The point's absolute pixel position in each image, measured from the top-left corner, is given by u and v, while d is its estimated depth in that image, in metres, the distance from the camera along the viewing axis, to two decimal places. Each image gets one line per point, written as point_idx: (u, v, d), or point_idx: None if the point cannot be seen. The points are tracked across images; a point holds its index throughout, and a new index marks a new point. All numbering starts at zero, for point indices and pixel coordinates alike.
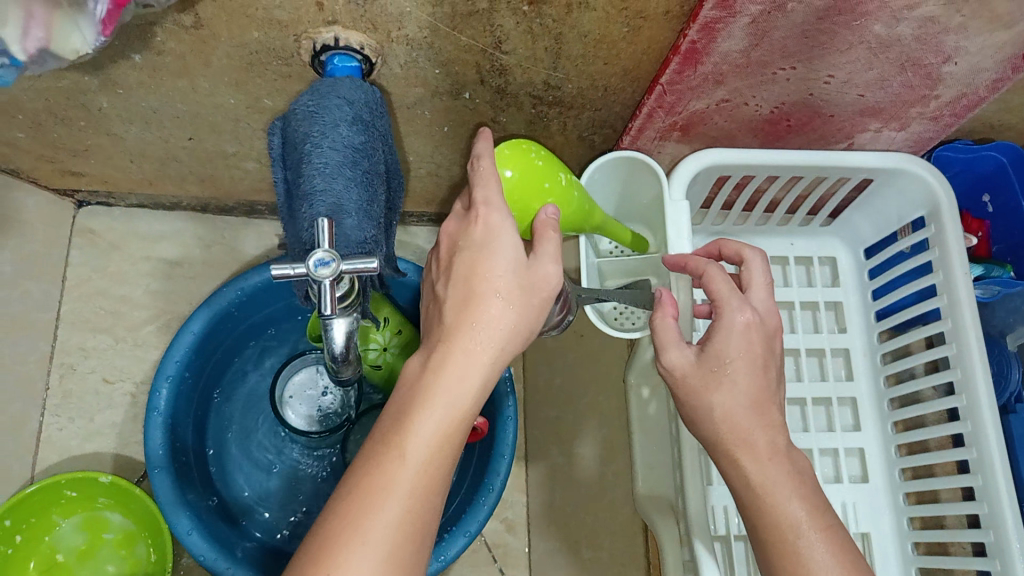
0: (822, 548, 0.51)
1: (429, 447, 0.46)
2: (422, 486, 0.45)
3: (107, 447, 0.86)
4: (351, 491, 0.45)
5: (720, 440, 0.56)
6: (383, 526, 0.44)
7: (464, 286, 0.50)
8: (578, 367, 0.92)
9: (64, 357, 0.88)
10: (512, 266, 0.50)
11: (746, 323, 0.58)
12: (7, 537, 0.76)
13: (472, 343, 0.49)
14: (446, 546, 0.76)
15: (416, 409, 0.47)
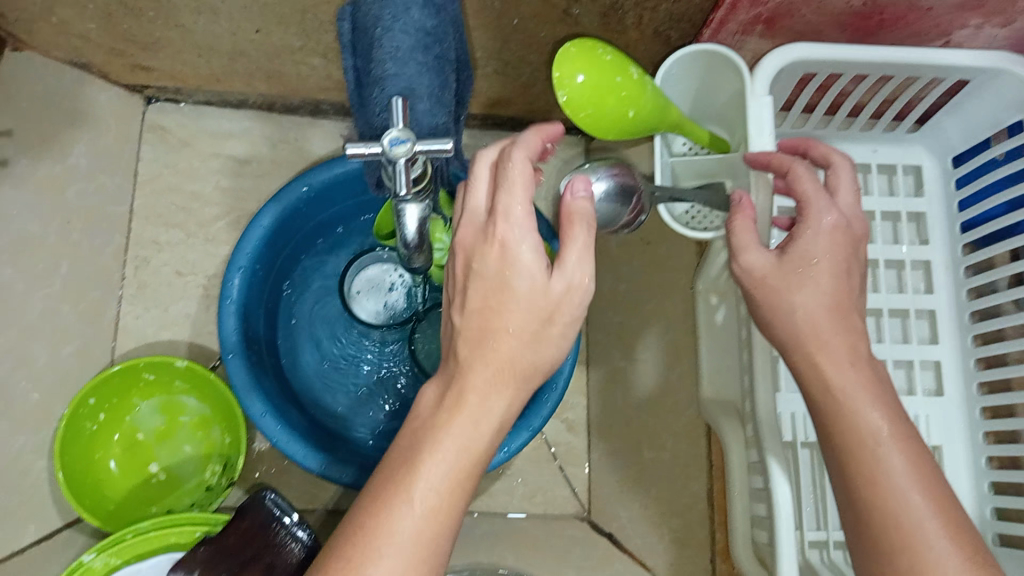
0: (899, 455, 0.50)
1: (456, 464, 0.44)
2: (431, 535, 0.43)
3: (182, 336, 0.89)
4: (356, 538, 0.43)
5: (799, 342, 0.54)
6: None
7: (480, 315, 0.47)
8: (644, 274, 0.91)
9: (138, 250, 0.90)
10: (533, 289, 0.47)
11: (833, 225, 0.57)
12: (93, 415, 0.80)
13: (486, 379, 0.46)
14: (510, 439, 0.77)
15: (426, 450, 0.44)
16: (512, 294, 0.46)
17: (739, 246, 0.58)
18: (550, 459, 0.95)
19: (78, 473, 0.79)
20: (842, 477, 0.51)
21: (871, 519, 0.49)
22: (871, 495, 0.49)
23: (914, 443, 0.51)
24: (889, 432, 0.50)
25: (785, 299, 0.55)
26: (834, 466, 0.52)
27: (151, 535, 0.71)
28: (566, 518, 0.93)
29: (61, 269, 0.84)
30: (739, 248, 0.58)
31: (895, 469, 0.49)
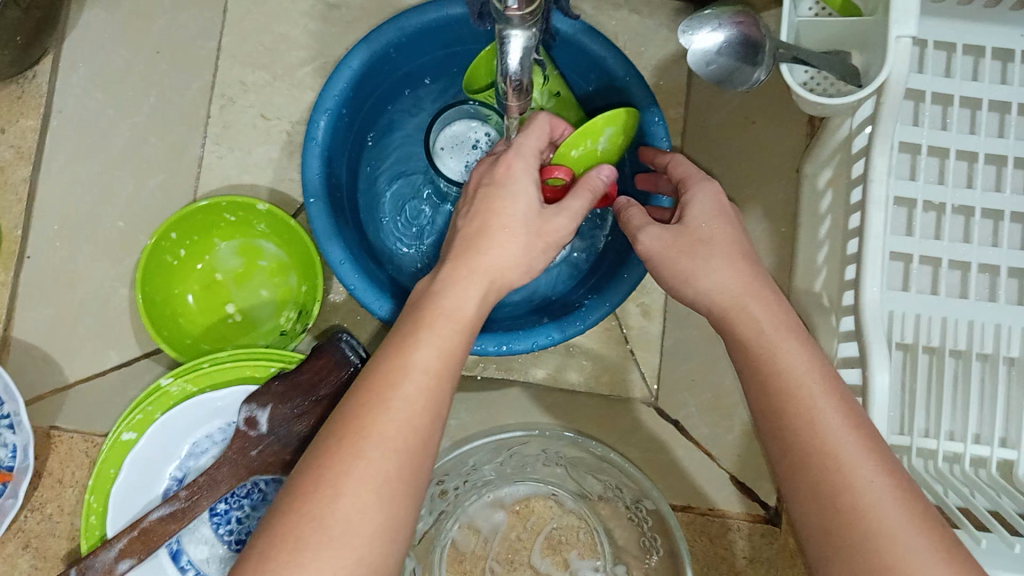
0: (832, 403, 0.48)
1: (408, 414, 0.44)
2: (395, 464, 0.43)
3: (263, 181, 0.84)
4: (313, 476, 0.42)
5: (723, 299, 0.55)
6: (343, 516, 0.41)
7: (482, 218, 0.54)
8: (743, 155, 0.86)
9: (224, 89, 0.85)
10: (525, 211, 0.54)
11: (715, 195, 0.60)
12: (173, 249, 0.80)
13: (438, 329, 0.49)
14: (585, 313, 0.75)
15: (383, 394, 0.45)
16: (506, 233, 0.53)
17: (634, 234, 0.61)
18: (620, 342, 0.87)
19: (157, 304, 0.79)
20: (777, 433, 0.49)
21: (808, 469, 0.47)
22: (812, 448, 0.47)
23: (851, 403, 0.49)
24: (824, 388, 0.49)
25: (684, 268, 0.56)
26: (767, 422, 0.50)
27: (230, 366, 0.71)
28: (631, 404, 0.86)
29: (150, 99, 0.84)
30: (637, 227, 0.61)
31: (829, 419, 0.48)
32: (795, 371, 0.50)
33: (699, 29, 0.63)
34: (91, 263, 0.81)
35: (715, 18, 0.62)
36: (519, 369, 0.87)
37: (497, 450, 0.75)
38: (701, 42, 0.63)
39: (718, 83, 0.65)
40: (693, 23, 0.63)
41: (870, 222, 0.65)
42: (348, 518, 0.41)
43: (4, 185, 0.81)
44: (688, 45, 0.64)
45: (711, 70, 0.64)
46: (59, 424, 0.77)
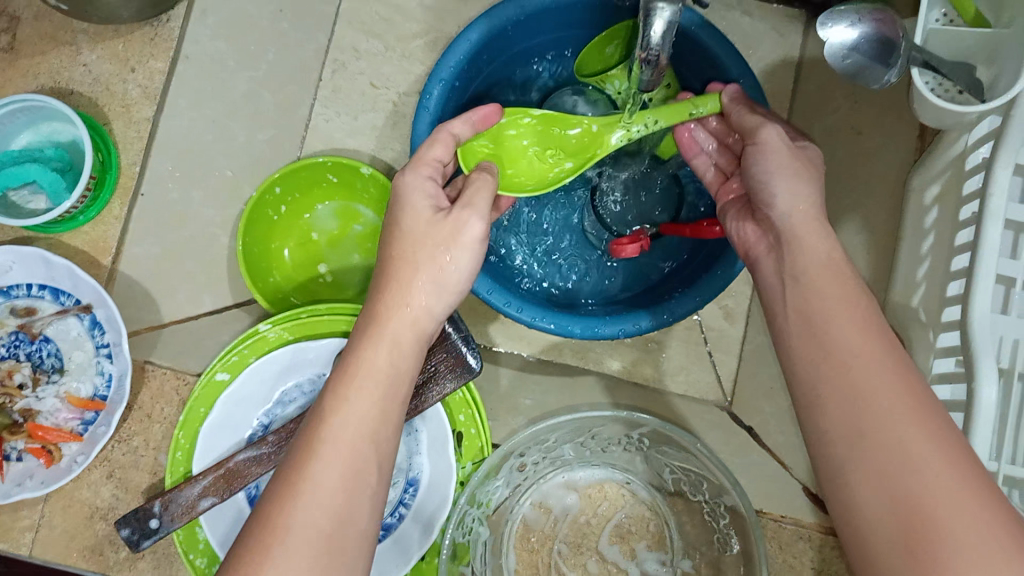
0: (897, 398, 0.44)
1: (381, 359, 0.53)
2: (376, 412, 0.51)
3: (366, 147, 0.86)
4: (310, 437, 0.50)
5: (811, 329, 0.50)
6: (333, 460, 0.48)
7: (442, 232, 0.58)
8: (845, 167, 0.85)
9: (337, 55, 0.87)
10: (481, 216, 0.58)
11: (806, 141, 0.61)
12: (275, 203, 0.82)
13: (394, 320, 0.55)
14: (676, 305, 0.74)
15: (356, 363, 0.53)
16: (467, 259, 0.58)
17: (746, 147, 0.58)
18: (700, 343, 0.87)
19: (254, 256, 0.81)
20: (848, 431, 0.45)
21: (872, 447, 0.44)
22: (879, 442, 0.43)
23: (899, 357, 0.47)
24: (899, 378, 0.45)
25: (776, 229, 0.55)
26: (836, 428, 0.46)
27: (326, 317, 0.73)
28: (705, 406, 0.86)
29: (268, 55, 0.86)
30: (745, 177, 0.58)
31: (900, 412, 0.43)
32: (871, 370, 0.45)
33: (837, 21, 0.63)
34: (197, 206, 0.83)
35: (855, 13, 0.63)
36: (596, 359, 0.87)
37: (577, 430, 0.73)
38: (838, 36, 0.64)
39: (850, 77, 0.66)
40: (833, 15, 0.63)
41: (984, 236, 0.63)
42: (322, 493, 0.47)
43: (126, 122, 0.84)
44: (824, 38, 0.65)
45: (845, 64, 0.65)
46: (153, 359, 0.80)
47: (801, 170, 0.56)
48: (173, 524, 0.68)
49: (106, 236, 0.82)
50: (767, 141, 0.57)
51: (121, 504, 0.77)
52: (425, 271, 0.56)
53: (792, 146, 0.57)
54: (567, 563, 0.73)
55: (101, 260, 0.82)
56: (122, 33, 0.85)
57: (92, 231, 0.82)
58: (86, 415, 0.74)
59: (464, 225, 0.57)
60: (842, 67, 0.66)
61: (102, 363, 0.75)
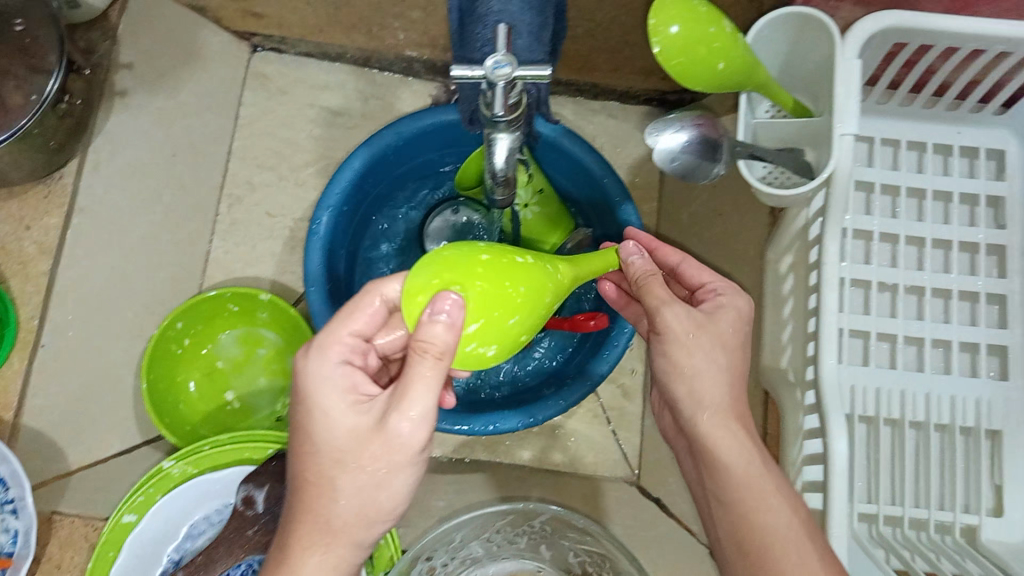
0: None
1: (346, 510, 0.50)
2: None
3: (265, 274, 0.90)
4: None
5: (743, 538, 0.52)
6: None
7: (350, 377, 0.50)
8: (715, 246, 0.92)
9: (233, 189, 0.92)
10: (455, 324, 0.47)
11: (739, 310, 0.57)
12: (178, 338, 0.84)
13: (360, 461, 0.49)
14: (569, 391, 0.77)
15: (318, 506, 0.50)
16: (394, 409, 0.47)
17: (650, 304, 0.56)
18: (603, 423, 0.90)
19: (161, 391, 0.82)
20: None
21: None
22: None
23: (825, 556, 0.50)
24: None
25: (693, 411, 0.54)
26: None
27: (230, 447, 0.75)
28: (614, 482, 0.89)
29: (164, 197, 0.91)
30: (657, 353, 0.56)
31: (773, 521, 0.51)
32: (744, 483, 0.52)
33: (664, 130, 0.71)
34: (101, 350, 0.85)
35: (678, 121, 0.71)
36: (506, 451, 0.90)
37: (480, 527, 0.76)
38: (665, 142, 0.71)
39: (683, 176, 0.73)
40: (660, 125, 0.72)
41: (825, 301, 0.69)
42: None
43: (24, 278, 0.86)
44: (655, 145, 0.72)
45: (675, 166, 0.72)
46: (60, 509, 0.81)
47: (712, 349, 0.54)
48: None
49: (8, 390, 0.83)
50: (666, 295, 0.56)
51: None
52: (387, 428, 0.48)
53: (699, 321, 0.55)
54: None
55: (3, 414, 0.83)
56: (17, 192, 0.88)
57: None
58: None
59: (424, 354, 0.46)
60: (673, 169, 0.73)
61: (6, 520, 0.75)
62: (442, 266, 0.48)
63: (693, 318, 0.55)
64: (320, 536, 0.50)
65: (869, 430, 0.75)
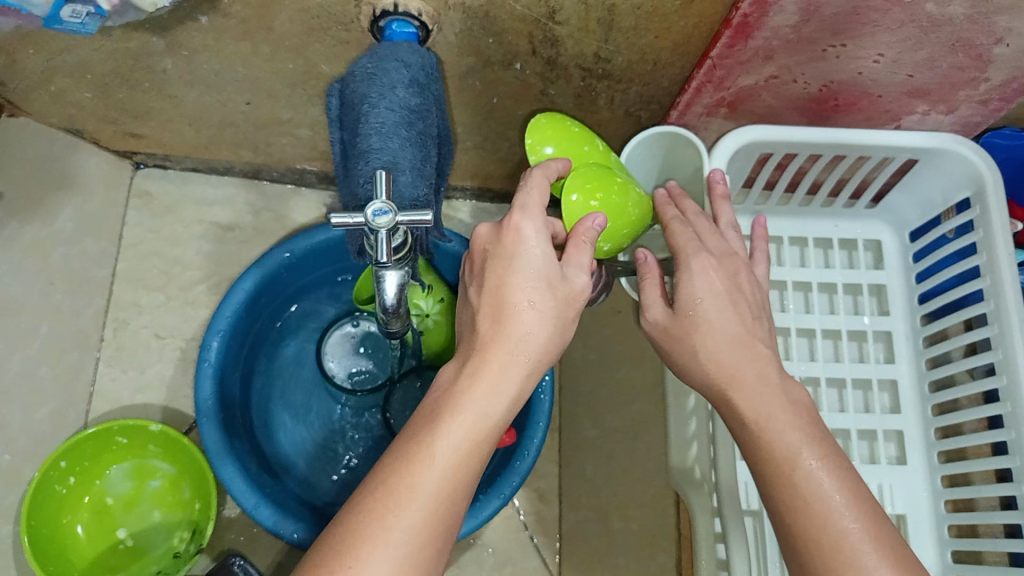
0: None
1: (464, 437, 0.47)
2: (444, 492, 0.45)
3: (156, 400, 0.87)
4: (358, 518, 0.44)
5: None
6: (388, 555, 0.42)
7: (494, 293, 0.51)
8: (613, 344, 0.93)
9: (118, 312, 0.90)
10: (546, 274, 0.51)
11: (705, 264, 0.59)
12: (61, 478, 0.79)
13: (506, 355, 0.50)
14: (479, 507, 0.76)
15: (445, 418, 0.47)
16: (520, 311, 0.50)
17: (646, 295, 0.60)
18: None
19: (41, 538, 0.77)
20: None
21: None
22: None
23: None
24: None
25: (797, 501, 0.50)
26: None
27: None
28: None
29: (41, 329, 0.87)
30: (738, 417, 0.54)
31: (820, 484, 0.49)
32: (796, 453, 0.51)
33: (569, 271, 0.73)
34: None
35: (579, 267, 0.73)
36: None
37: None
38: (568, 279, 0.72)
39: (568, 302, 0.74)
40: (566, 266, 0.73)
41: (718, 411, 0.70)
42: (394, 544, 0.43)
43: None
44: None
45: None
46: None
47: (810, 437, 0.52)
48: None
49: None
50: (652, 296, 0.60)
51: None
52: (518, 329, 0.50)
53: (751, 367, 0.55)
54: None
55: None
56: None
57: None
58: None
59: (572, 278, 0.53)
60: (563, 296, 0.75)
61: None
62: (590, 178, 0.62)
63: (726, 340, 0.55)
64: (440, 452, 0.46)
65: (757, 523, 0.74)
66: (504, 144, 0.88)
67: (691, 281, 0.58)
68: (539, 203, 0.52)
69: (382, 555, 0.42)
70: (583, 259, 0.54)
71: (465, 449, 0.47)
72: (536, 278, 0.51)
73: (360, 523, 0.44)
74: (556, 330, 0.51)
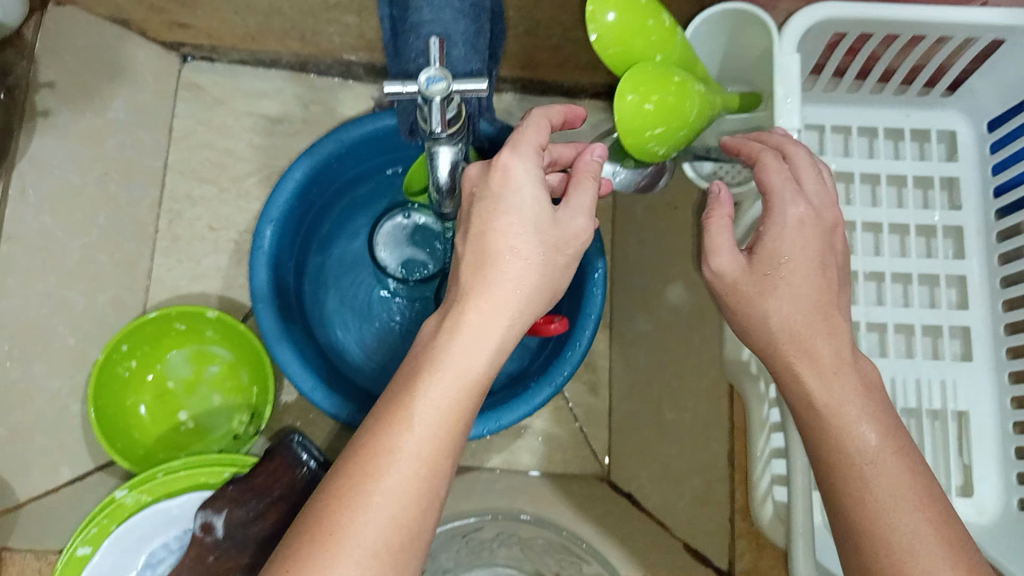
0: None
1: (443, 397, 0.46)
2: (427, 454, 0.45)
3: (212, 289, 0.89)
4: (341, 488, 0.44)
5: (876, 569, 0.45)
6: (371, 523, 0.43)
7: (478, 243, 0.50)
8: (668, 236, 0.92)
9: (172, 204, 0.91)
10: (532, 220, 0.50)
11: (799, 217, 0.53)
12: (123, 361, 0.81)
13: (486, 305, 0.49)
14: (532, 394, 0.77)
15: (424, 376, 0.46)
16: (505, 259, 0.49)
17: (709, 244, 0.55)
18: (569, 420, 0.95)
19: (108, 417, 0.80)
20: None
21: None
22: None
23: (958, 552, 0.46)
24: None
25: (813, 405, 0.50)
26: None
27: (182, 474, 0.73)
28: (584, 478, 0.93)
29: (99, 218, 0.87)
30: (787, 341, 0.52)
31: (869, 461, 0.48)
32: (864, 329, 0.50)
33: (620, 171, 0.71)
34: (43, 379, 0.82)
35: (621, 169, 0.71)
36: (472, 453, 0.93)
37: (454, 535, 0.80)
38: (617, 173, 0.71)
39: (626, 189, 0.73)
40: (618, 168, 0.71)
41: None
42: (378, 515, 0.43)
43: None
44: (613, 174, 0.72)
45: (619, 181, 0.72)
46: (13, 544, 0.79)
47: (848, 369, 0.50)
48: None
49: None
50: (723, 241, 0.54)
51: None
52: (500, 277, 0.49)
53: (815, 306, 0.51)
54: None
55: None
56: None
57: None
58: None
59: (565, 220, 0.51)
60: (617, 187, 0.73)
61: None
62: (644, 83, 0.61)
63: (798, 299, 0.51)
64: (420, 416, 0.45)
65: None
66: (559, 30, 0.85)
67: (780, 232, 0.53)
68: (531, 141, 0.51)
69: (366, 525, 0.43)
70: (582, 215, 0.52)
71: (447, 406, 0.46)
72: (518, 223, 0.50)
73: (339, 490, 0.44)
74: (549, 274, 0.50)
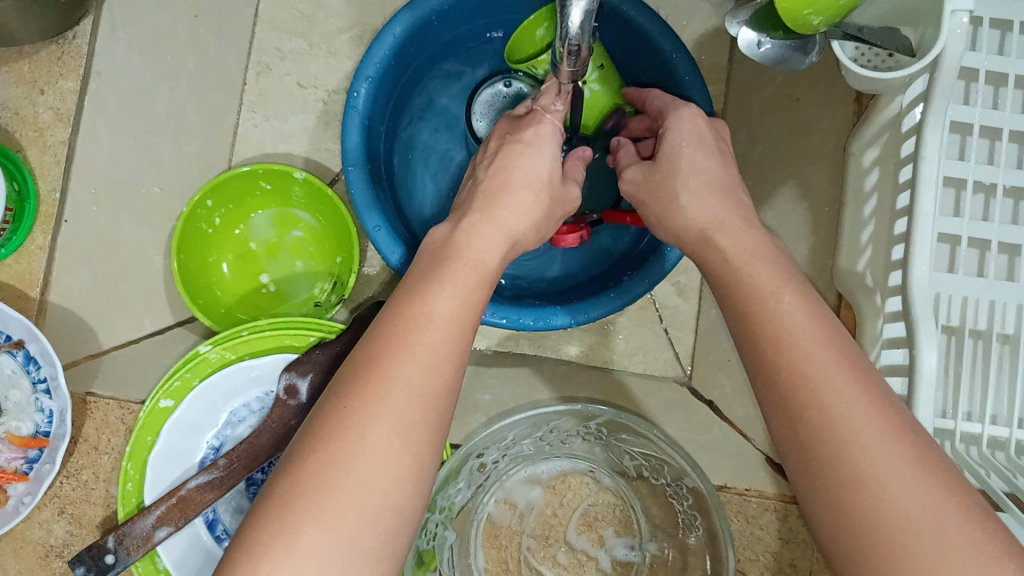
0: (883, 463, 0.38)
1: (470, 274, 0.49)
2: (461, 311, 0.47)
3: (298, 150, 0.84)
4: (383, 334, 0.45)
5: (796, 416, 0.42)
6: (417, 359, 0.43)
7: (500, 175, 0.56)
8: (786, 134, 0.85)
9: (261, 57, 0.84)
10: (547, 164, 0.57)
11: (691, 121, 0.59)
12: (207, 217, 0.79)
13: (502, 216, 0.54)
14: (628, 286, 0.72)
15: (449, 260, 0.50)
16: (521, 189, 0.56)
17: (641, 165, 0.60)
18: (654, 321, 0.86)
19: (191, 273, 0.78)
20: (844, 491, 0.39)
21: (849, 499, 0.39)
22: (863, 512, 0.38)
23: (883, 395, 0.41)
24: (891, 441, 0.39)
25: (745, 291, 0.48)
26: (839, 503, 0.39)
27: (266, 335, 0.72)
28: (666, 382, 0.85)
29: (187, 64, 0.83)
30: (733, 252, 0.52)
31: (839, 396, 0.41)
32: None
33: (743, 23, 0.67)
34: (129, 227, 0.82)
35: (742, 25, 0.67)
36: (552, 346, 0.86)
37: (533, 426, 0.74)
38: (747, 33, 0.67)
39: (772, 63, 0.69)
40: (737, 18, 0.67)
41: (919, 201, 0.63)
42: (420, 350, 0.44)
43: (42, 147, 0.82)
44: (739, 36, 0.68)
45: (763, 53, 0.68)
46: (95, 390, 0.79)
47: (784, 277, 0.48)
48: (129, 557, 0.67)
49: (33, 267, 0.80)
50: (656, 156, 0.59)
51: (76, 539, 0.77)
52: (518, 197, 0.55)
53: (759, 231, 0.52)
54: (537, 556, 0.75)
55: (30, 292, 0.80)
56: (28, 53, 0.82)
57: (17, 263, 0.80)
58: (29, 452, 0.73)
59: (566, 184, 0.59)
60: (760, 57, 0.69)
61: (40, 400, 0.73)
62: None
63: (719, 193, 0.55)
64: (449, 281, 0.48)
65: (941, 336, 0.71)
66: None
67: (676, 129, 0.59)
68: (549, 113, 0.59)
69: (412, 357, 0.43)
70: (529, 196, 0.56)
71: (471, 279, 0.49)
72: (534, 155, 0.57)
73: (307, 468, 0.40)
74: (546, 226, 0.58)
